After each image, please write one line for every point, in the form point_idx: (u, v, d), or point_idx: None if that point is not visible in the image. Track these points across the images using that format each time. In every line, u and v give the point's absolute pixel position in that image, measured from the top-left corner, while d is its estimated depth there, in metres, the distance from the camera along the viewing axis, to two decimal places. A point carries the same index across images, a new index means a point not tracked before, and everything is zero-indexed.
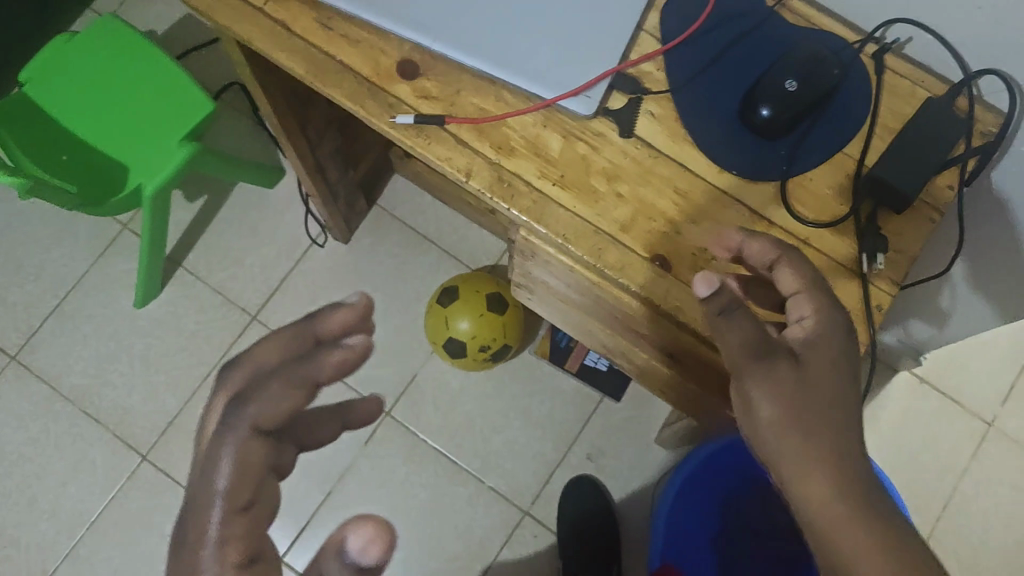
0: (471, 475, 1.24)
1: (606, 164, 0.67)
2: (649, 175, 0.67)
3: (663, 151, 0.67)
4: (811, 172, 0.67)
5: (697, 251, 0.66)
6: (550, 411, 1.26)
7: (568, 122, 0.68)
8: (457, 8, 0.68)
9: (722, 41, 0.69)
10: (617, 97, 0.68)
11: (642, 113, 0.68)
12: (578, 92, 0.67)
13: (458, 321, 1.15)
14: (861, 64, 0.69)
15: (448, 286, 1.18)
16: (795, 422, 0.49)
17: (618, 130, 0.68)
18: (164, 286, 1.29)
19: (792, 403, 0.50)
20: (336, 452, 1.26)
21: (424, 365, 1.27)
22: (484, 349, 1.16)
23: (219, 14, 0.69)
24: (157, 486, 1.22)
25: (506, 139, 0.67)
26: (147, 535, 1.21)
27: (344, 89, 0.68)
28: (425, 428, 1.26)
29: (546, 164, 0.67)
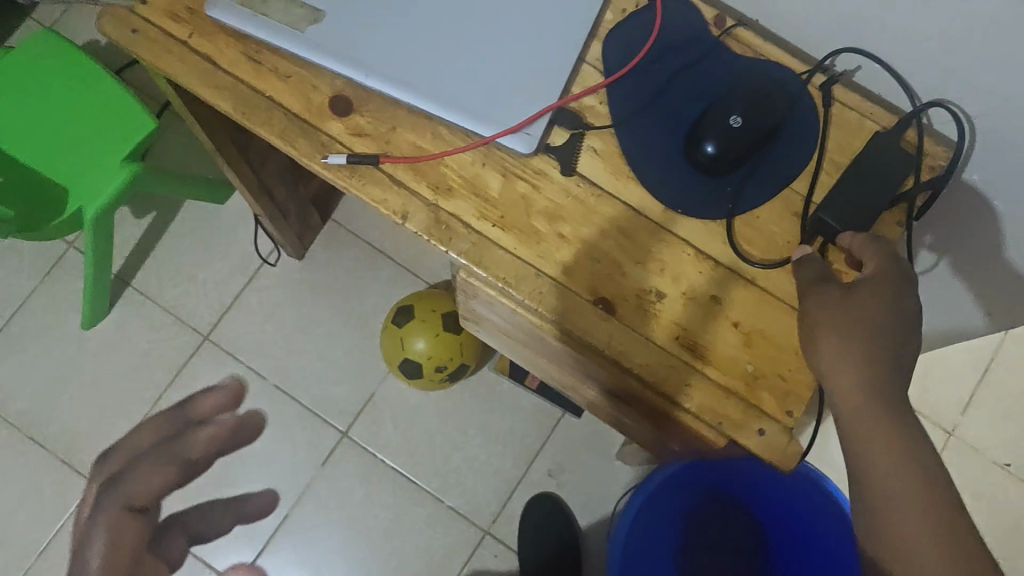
0: (431, 495, 1.22)
1: (547, 204, 0.65)
2: (592, 214, 0.65)
3: (606, 189, 0.65)
4: (757, 209, 0.66)
5: (642, 293, 0.64)
6: (510, 428, 1.24)
7: (507, 160, 0.65)
8: (391, 40, 0.65)
9: (665, 73, 0.67)
10: (558, 133, 0.66)
11: (585, 149, 0.66)
12: (517, 129, 0.64)
13: (413, 342, 1.13)
14: (809, 96, 0.67)
15: (403, 305, 1.15)
16: (849, 331, 0.54)
17: (559, 168, 0.65)
18: (113, 307, 1.25)
19: (854, 318, 0.55)
20: (293, 472, 1.22)
21: (382, 383, 1.24)
22: (440, 369, 1.14)
23: (141, 48, 0.66)
24: (110, 514, 1.20)
25: (443, 177, 0.65)
26: (101, 562, 1.19)
27: (273, 127, 0.65)
28: (384, 448, 1.23)
29: (486, 204, 0.65)
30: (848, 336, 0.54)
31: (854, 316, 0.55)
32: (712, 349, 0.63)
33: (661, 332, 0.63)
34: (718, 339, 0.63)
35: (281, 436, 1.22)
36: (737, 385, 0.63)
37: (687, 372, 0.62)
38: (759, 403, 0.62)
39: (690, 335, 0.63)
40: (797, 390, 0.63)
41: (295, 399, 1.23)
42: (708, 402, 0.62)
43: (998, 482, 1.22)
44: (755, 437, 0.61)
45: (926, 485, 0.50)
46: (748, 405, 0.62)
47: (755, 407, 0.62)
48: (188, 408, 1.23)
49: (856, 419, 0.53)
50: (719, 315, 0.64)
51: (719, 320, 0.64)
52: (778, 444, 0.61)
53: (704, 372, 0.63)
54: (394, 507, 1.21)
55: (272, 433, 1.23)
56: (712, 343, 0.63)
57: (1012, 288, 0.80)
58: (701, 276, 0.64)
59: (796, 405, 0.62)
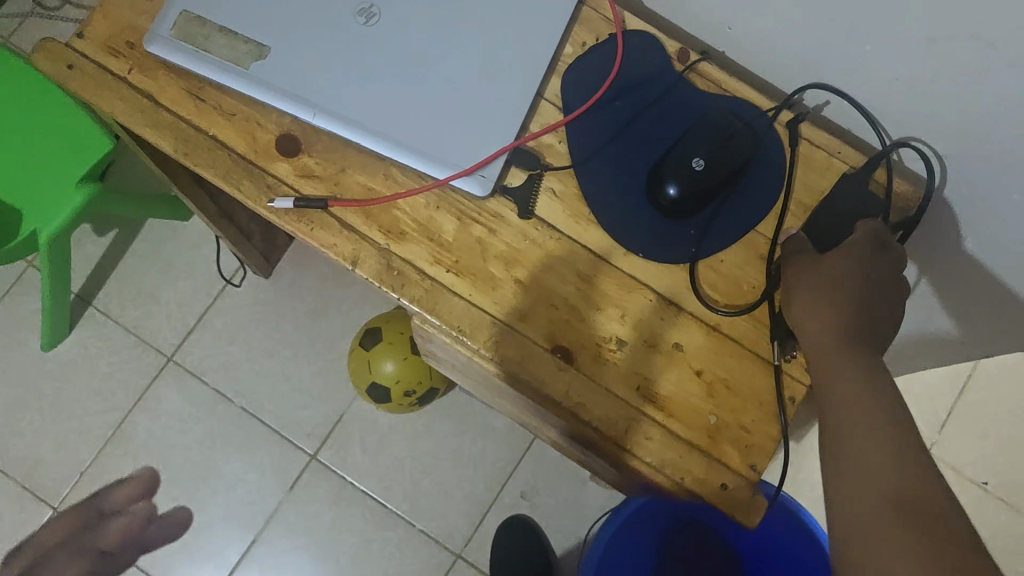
0: (400, 518, 1.19)
1: (504, 248, 0.63)
2: (550, 258, 0.63)
3: (565, 232, 0.63)
4: (721, 253, 0.63)
5: (602, 341, 0.62)
6: (483, 450, 1.21)
7: (462, 203, 0.63)
8: (340, 76, 0.62)
9: (627, 111, 0.64)
10: (516, 173, 0.64)
11: (544, 190, 0.64)
12: (471, 172, 0.61)
13: (382, 365, 1.10)
14: (776, 134, 0.65)
15: (371, 327, 1.12)
16: (830, 299, 0.55)
17: (516, 210, 0.63)
18: (73, 328, 1.22)
19: (829, 276, 0.57)
20: (260, 496, 1.19)
21: (350, 405, 1.22)
22: (408, 394, 1.12)
23: (78, 85, 0.63)
24: None
25: (396, 221, 0.62)
26: None
27: (217, 168, 0.62)
28: (353, 471, 1.20)
29: (440, 248, 0.62)
30: (819, 293, 0.56)
31: (826, 277, 0.57)
32: (674, 399, 0.61)
33: (622, 382, 0.61)
34: (680, 389, 0.61)
35: (247, 460, 1.20)
36: (700, 437, 0.60)
37: (647, 425, 0.60)
38: (721, 456, 0.60)
39: (650, 384, 0.61)
40: (761, 442, 0.60)
41: (261, 421, 1.21)
42: (669, 455, 0.60)
43: (975, 502, 1.17)
44: (717, 492, 0.59)
45: (896, 426, 0.49)
46: (711, 458, 0.60)
47: (717, 461, 0.60)
48: (100, 499, 1.18)
49: (822, 366, 0.54)
50: (682, 362, 0.62)
51: (681, 368, 0.61)
52: (740, 499, 0.59)
53: (665, 424, 0.60)
54: (363, 531, 1.19)
55: (236, 457, 1.20)
56: (674, 393, 0.61)
57: (984, 320, 0.79)
58: (662, 322, 0.62)
59: (760, 457, 0.60)
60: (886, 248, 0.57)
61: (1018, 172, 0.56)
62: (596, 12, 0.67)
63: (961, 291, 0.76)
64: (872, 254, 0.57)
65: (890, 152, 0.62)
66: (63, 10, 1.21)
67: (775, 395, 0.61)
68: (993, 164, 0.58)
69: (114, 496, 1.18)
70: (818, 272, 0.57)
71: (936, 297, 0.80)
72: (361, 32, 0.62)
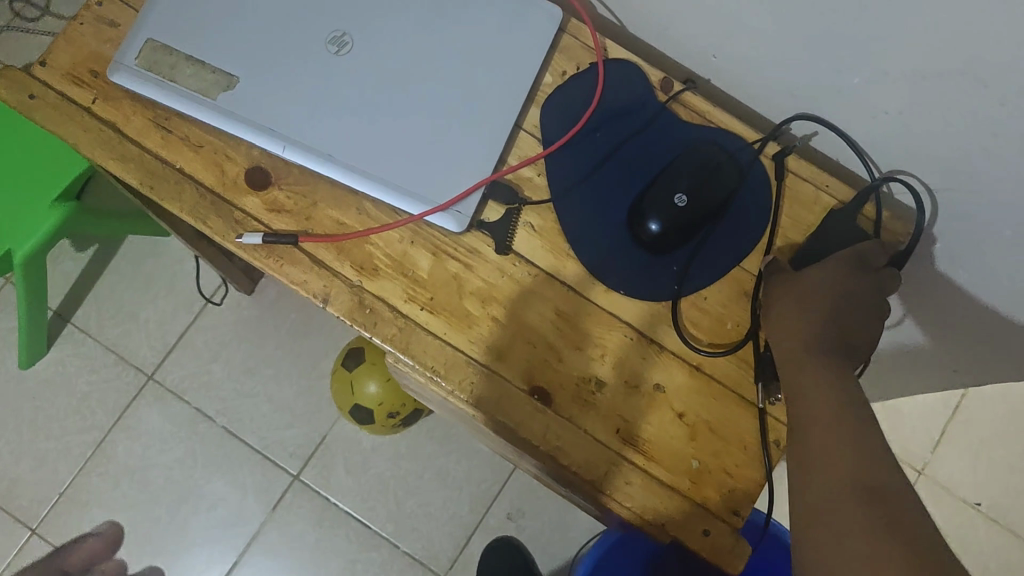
0: (385, 539, 1.17)
1: (480, 285, 0.61)
2: (528, 295, 0.61)
3: (543, 268, 0.61)
4: (705, 290, 0.62)
5: (581, 381, 0.60)
6: (468, 471, 1.20)
7: (438, 238, 0.61)
8: (311, 106, 0.60)
9: (607, 144, 0.63)
10: (493, 207, 0.62)
11: (521, 226, 0.62)
12: (447, 207, 0.59)
13: (364, 387, 1.08)
14: (761, 167, 0.63)
15: (354, 347, 1.11)
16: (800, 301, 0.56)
17: (494, 245, 0.61)
18: (50, 346, 1.20)
19: (805, 286, 0.56)
20: (242, 518, 1.17)
21: (334, 425, 1.20)
22: (391, 416, 1.10)
23: (40, 115, 0.61)
24: None
25: (369, 257, 0.60)
26: None
27: (184, 202, 0.60)
28: (337, 492, 1.18)
29: (414, 285, 0.60)
30: (796, 304, 0.56)
31: (804, 289, 0.56)
32: (655, 441, 0.59)
33: (602, 424, 0.59)
34: (661, 430, 0.59)
35: (228, 481, 1.18)
36: (681, 481, 0.59)
37: (627, 470, 0.58)
38: (704, 501, 0.58)
39: (630, 427, 0.59)
40: (744, 486, 0.59)
41: (243, 441, 1.19)
42: (648, 499, 0.58)
43: (968, 524, 1.15)
44: (699, 538, 0.57)
45: (855, 414, 0.48)
46: (693, 503, 0.58)
47: (699, 505, 0.58)
48: (61, 558, 1.15)
49: (791, 366, 0.53)
50: (663, 404, 0.60)
51: (663, 410, 0.60)
52: (723, 545, 0.57)
53: (646, 467, 0.59)
54: (347, 553, 1.17)
55: (218, 477, 1.18)
56: (655, 435, 0.59)
57: (974, 349, 0.77)
58: (643, 362, 0.60)
59: (743, 502, 0.58)
60: (868, 265, 0.57)
61: (1010, 208, 0.55)
62: (576, 40, 0.65)
63: (951, 322, 0.74)
64: (852, 269, 0.56)
65: (882, 183, 0.59)
66: (42, 21, 1.20)
67: (759, 437, 0.59)
68: (983, 201, 0.56)
69: (85, 536, 1.15)
70: (795, 286, 0.57)
71: (924, 326, 0.79)
72: (334, 62, 0.60)
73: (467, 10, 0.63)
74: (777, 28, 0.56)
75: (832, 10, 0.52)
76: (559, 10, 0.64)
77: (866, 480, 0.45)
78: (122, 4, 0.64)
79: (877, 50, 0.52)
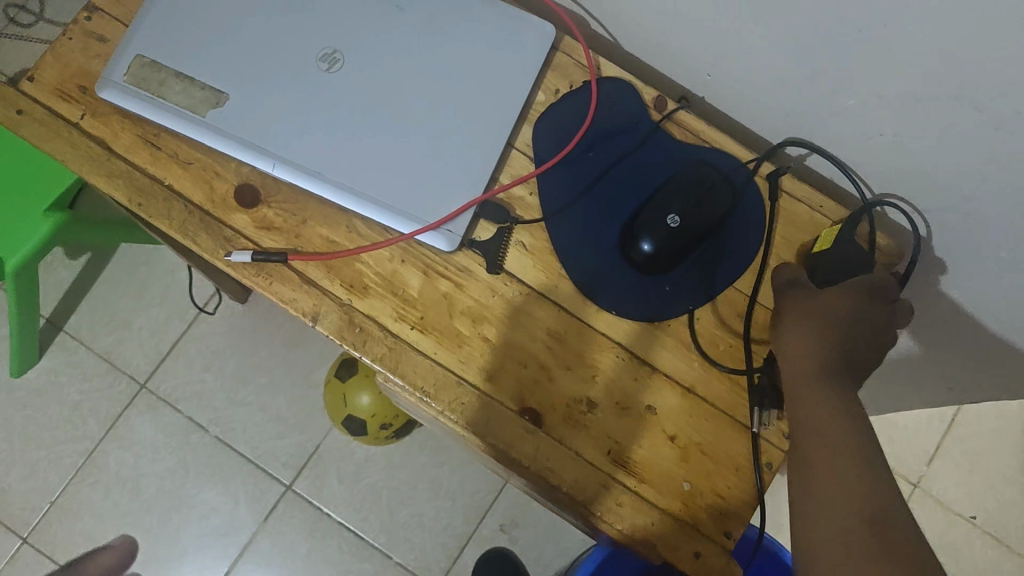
0: (378, 550, 1.17)
1: (471, 304, 0.60)
2: (519, 315, 0.60)
3: (534, 287, 0.61)
4: (698, 311, 0.61)
5: (572, 402, 0.59)
6: (461, 481, 1.19)
7: (428, 256, 0.61)
8: (300, 124, 0.59)
9: (600, 164, 0.62)
10: (484, 226, 0.61)
11: (513, 244, 0.61)
12: (437, 226, 0.59)
13: (357, 398, 1.08)
14: (754, 186, 0.63)
15: (346, 357, 1.10)
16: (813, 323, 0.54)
17: (485, 264, 0.61)
18: (42, 353, 1.19)
19: (821, 305, 0.55)
20: (234, 528, 1.16)
21: (327, 435, 1.19)
22: (384, 427, 1.09)
23: (28, 131, 0.60)
24: None
25: (359, 275, 0.60)
26: None
27: (172, 219, 0.60)
28: (330, 502, 1.18)
29: (405, 304, 0.60)
30: (809, 322, 0.55)
31: (820, 307, 0.55)
32: (647, 463, 0.59)
33: (593, 445, 0.59)
34: (653, 452, 0.59)
35: (221, 490, 1.17)
36: (672, 502, 0.58)
37: (618, 491, 0.58)
38: (695, 523, 0.58)
39: (622, 448, 0.59)
40: (736, 509, 0.58)
41: (235, 451, 1.18)
42: (639, 521, 0.57)
43: (963, 537, 1.14)
44: (690, 560, 0.57)
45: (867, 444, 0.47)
46: (684, 525, 0.58)
47: (690, 527, 0.58)
48: None
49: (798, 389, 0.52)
50: (655, 426, 0.59)
51: (654, 432, 0.59)
52: (714, 568, 0.57)
53: (637, 489, 0.58)
54: (339, 564, 1.16)
55: (210, 486, 1.17)
56: (646, 457, 0.59)
57: (969, 367, 0.77)
58: (635, 383, 0.60)
59: (735, 524, 0.58)
60: (886, 292, 0.56)
61: (1003, 232, 0.55)
62: (570, 58, 0.65)
63: (945, 340, 0.74)
64: (868, 293, 0.55)
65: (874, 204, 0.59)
66: (36, 27, 1.20)
67: (751, 459, 0.59)
68: (977, 223, 0.56)
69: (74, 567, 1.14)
70: (812, 304, 0.56)
71: (919, 344, 0.78)
72: (324, 79, 0.60)
73: (459, 28, 0.62)
74: (771, 49, 0.56)
75: (825, 33, 0.51)
76: (551, 28, 0.63)
77: (876, 511, 0.43)
78: (111, 18, 0.63)
79: (870, 73, 0.52)
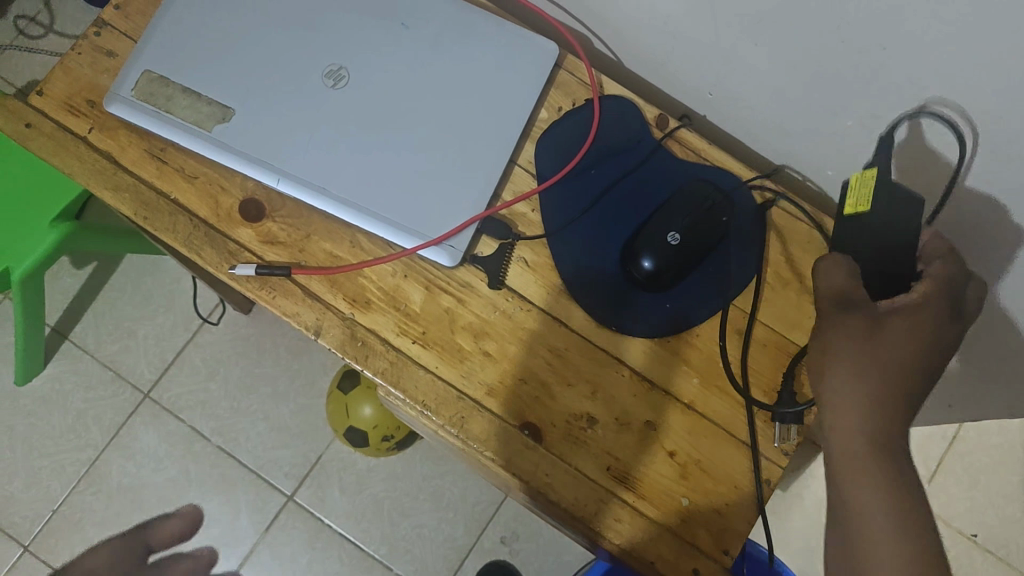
0: (379, 562, 1.17)
1: (472, 319, 0.61)
2: (520, 331, 0.61)
3: (536, 304, 0.61)
4: (698, 327, 0.62)
5: (572, 419, 0.59)
6: (462, 492, 1.19)
7: (431, 272, 0.61)
8: (305, 141, 0.60)
9: (602, 182, 0.63)
10: (487, 242, 0.62)
11: (515, 261, 0.62)
12: (439, 242, 0.59)
13: (359, 408, 1.08)
14: (755, 205, 0.64)
15: (349, 369, 1.11)
16: (879, 368, 0.47)
17: (487, 280, 0.61)
18: (47, 362, 1.20)
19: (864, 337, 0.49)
20: (235, 538, 1.17)
21: (329, 445, 1.20)
22: (386, 439, 1.10)
23: (36, 145, 0.61)
24: None
25: (361, 290, 0.60)
26: None
27: (178, 232, 0.60)
28: (331, 513, 1.18)
29: (407, 319, 0.60)
30: (862, 364, 0.48)
31: (876, 350, 0.48)
32: (646, 480, 0.59)
33: (592, 461, 0.59)
34: (652, 469, 0.59)
35: (223, 500, 1.18)
36: (671, 519, 0.58)
37: (618, 508, 0.58)
38: (694, 540, 0.58)
39: (622, 465, 0.59)
40: (735, 526, 0.58)
41: (238, 461, 1.19)
42: (637, 537, 0.58)
43: (965, 554, 1.14)
44: None
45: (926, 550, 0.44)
46: (682, 542, 0.58)
47: (689, 544, 0.58)
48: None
49: (851, 454, 0.47)
50: (654, 442, 0.59)
51: (654, 448, 0.59)
52: None
53: (636, 505, 0.58)
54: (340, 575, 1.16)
55: (213, 496, 1.18)
56: (646, 474, 0.59)
57: (970, 385, 0.77)
58: (635, 399, 0.60)
59: (733, 541, 0.58)
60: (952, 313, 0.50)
61: (1002, 253, 0.55)
62: (573, 76, 0.66)
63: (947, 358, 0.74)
64: (937, 328, 0.49)
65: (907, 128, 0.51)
66: (46, 39, 1.21)
67: (751, 476, 0.59)
68: (977, 244, 0.56)
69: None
70: (867, 344, 0.48)
71: None
72: (330, 95, 0.61)
73: (463, 47, 0.63)
74: (772, 72, 0.57)
75: (824, 55, 0.52)
76: (554, 47, 0.64)
77: None
78: (119, 34, 0.64)
79: (869, 95, 0.52)
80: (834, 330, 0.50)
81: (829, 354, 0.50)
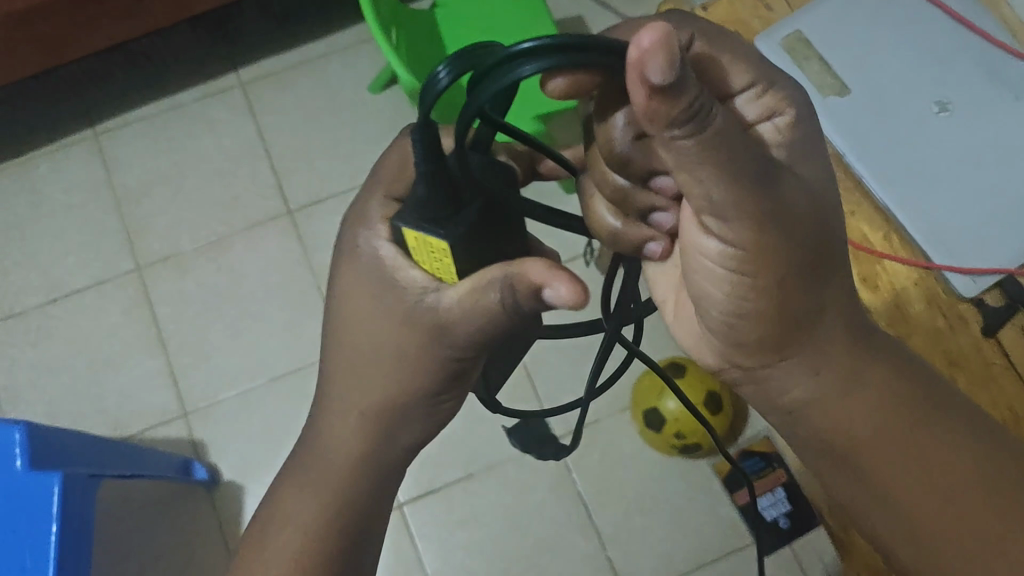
0: (597, 536, 1.24)
1: (953, 346, 0.75)
2: (993, 380, 0.73)
3: (1016, 365, 0.73)
4: None
5: None
6: (699, 526, 1.24)
7: (942, 292, 0.76)
8: (890, 146, 0.79)
9: None
10: (998, 295, 0.75)
11: (1013, 323, 0.74)
12: (966, 273, 0.75)
13: (668, 398, 1.16)
14: None
15: (678, 363, 1.19)
16: (723, 158, 0.43)
17: (983, 324, 0.75)
18: None
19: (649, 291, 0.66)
20: (496, 445, 1.27)
21: (611, 417, 1.28)
22: (678, 437, 1.17)
23: None
24: (235, 425, 1.27)
25: (874, 274, 0.78)
26: (234, 446, 1.26)
27: None
28: (582, 473, 1.26)
29: (901, 315, 0.76)
30: (709, 146, 0.43)
31: (726, 142, 0.43)
32: None
33: None
34: None
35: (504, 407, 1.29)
36: None
37: None
38: None
39: None
40: None
41: (532, 386, 1.30)
42: None
43: None
44: None
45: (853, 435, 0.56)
46: None
47: None
48: None
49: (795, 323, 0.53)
50: None
51: None
52: None
53: None
54: (562, 526, 1.24)
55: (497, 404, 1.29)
56: None
57: None
58: None
59: None
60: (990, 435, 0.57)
61: None
62: None
63: None
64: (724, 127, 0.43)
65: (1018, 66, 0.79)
66: None
67: None
68: None
69: None
70: (725, 138, 0.43)
71: None
72: (932, 116, 0.79)
73: None
74: None
75: None
76: None
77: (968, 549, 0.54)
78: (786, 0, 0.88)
79: None
80: (700, 161, 0.43)
81: (686, 150, 0.43)
